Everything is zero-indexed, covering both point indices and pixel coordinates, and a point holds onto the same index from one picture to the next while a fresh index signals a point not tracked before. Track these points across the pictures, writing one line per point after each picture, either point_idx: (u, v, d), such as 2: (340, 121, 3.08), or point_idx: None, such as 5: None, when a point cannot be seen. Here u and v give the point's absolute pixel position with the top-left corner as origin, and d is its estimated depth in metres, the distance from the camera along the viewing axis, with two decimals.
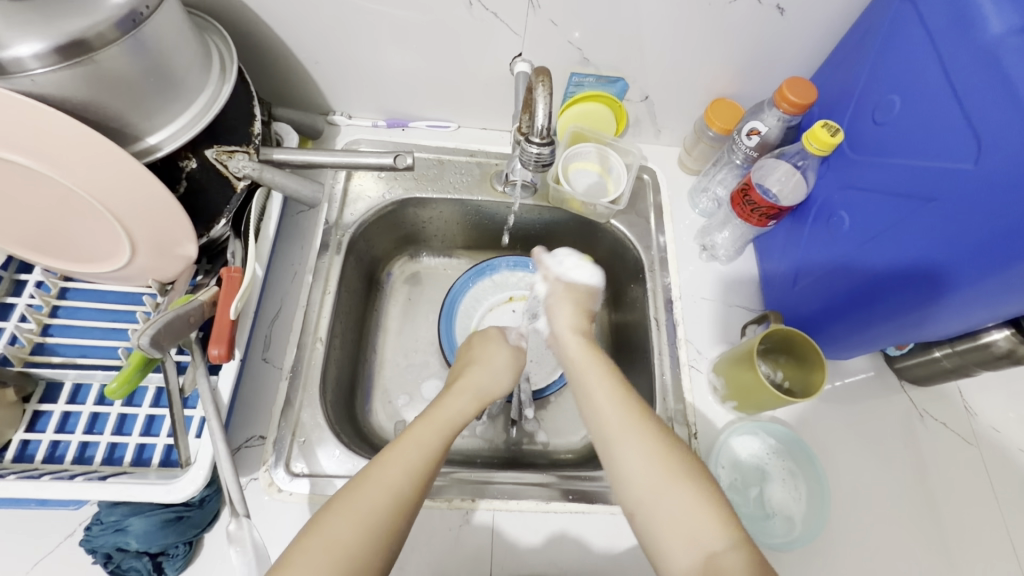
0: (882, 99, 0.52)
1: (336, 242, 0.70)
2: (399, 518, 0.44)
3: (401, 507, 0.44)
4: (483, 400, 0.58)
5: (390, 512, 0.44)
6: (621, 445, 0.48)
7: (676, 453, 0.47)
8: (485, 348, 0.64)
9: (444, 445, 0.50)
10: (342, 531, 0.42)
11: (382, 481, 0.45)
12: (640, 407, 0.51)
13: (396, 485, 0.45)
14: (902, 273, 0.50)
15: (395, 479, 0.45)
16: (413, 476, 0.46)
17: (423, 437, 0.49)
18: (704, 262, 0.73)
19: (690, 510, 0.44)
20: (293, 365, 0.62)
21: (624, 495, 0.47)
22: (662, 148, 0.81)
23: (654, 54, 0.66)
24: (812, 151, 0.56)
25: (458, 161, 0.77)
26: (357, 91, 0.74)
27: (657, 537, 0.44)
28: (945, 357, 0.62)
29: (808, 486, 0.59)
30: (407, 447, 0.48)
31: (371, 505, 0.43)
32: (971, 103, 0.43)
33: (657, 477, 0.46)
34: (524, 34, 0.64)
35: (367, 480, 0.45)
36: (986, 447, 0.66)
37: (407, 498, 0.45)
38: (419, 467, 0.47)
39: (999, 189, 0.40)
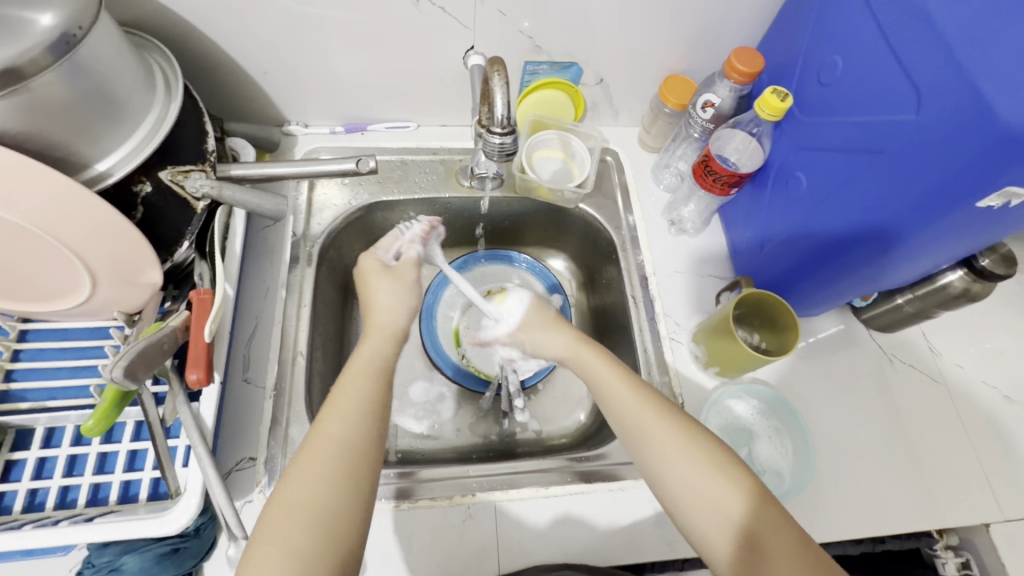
0: (825, 60, 0.54)
1: (307, 254, 0.69)
2: (354, 463, 0.45)
3: (354, 452, 0.46)
4: (396, 339, 0.56)
5: (345, 463, 0.45)
6: (645, 430, 0.51)
7: (690, 431, 0.50)
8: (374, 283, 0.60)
9: (378, 388, 0.50)
10: (302, 488, 0.43)
11: (326, 435, 0.46)
12: (650, 396, 0.53)
13: (341, 436, 0.46)
14: (859, 225, 0.52)
15: (337, 430, 0.46)
16: (352, 422, 0.47)
17: (354, 387, 0.50)
18: (674, 237, 0.75)
19: (711, 482, 0.47)
20: (276, 383, 0.61)
21: (651, 476, 0.50)
22: (621, 128, 0.82)
23: (604, 37, 0.67)
24: (765, 117, 0.57)
25: (421, 161, 0.77)
26: (311, 98, 0.73)
27: (690, 518, 0.47)
28: (907, 303, 0.65)
29: (793, 440, 0.62)
30: (343, 398, 0.49)
31: (323, 459, 0.45)
32: (906, 57, 0.45)
33: (681, 456, 0.48)
34: (474, 26, 0.64)
35: (315, 439, 0.46)
36: (951, 383, 0.70)
37: (357, 446, 0.46)
38: (358, 415, 0.48)
39: (937, 137, 0.42)
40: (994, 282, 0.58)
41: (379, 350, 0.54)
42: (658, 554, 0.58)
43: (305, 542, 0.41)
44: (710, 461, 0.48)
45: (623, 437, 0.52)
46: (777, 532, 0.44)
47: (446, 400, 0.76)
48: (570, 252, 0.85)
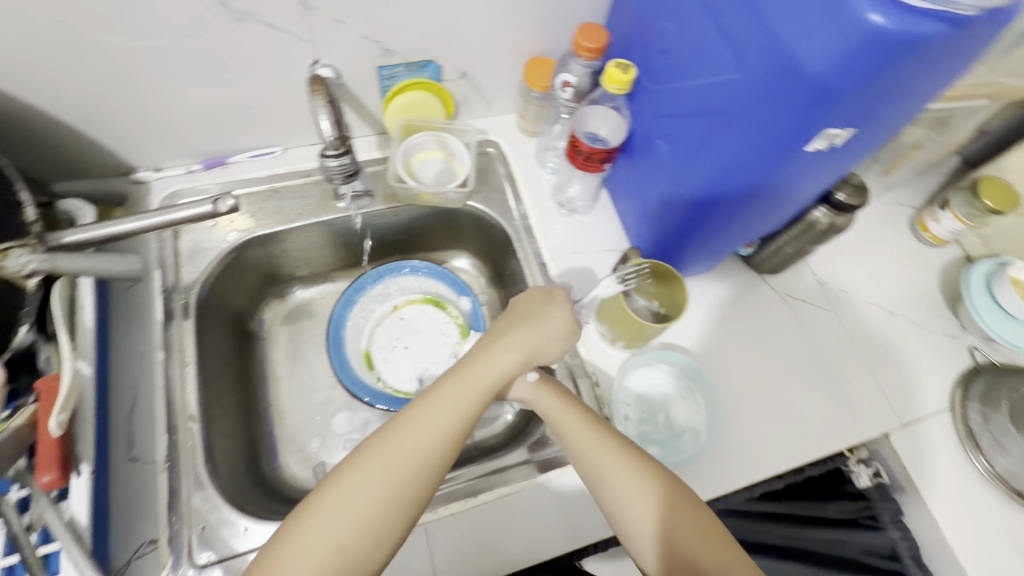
0: (658, 27, 0.54)
1: (182, 307, 0.64)
2: (428, 475, 0.48)
3: (434, 463, 0.49)
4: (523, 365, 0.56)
5: (420, 471, 0.48)
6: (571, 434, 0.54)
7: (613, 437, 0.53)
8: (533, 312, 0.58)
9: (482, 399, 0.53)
10: (366, 496, 0.46)
11: (419, 440, 0.49)
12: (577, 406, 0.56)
13: (429, 442, 0.49)
14: (716, 184, 0.53)
15: (428, 438, 0.49)
16: (430, 437, 0.49)
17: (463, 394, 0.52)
18: (567, 219, 0.75)
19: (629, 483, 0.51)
20: (168, 454, 0.56)
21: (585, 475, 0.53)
22: (499, 117, 0.81)
23: (453, 29, 0.65)
24: (614, 92, 0.57)
25: (294, 185, 0.73)
26: (154, 139, 0.67)
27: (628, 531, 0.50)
28: (786, 244, 0.68)
29: (704, 395, 0.64)
30: (454, 399, 0.52)
31: (403, 464, 0.47)
32: (721, 16, 0.45)
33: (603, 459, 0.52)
34: (312, 38, 0.60)
35: (403, 438, 0.49)
36: (840, 309, 0.74)
37: (439, 455, 0.49)
38: (453, 423, 0.50)
39: (759, 94, 0.43)
40: (852, 212, 0.61)
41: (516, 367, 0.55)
42: (600, 534, 0.57)
43: (349, 543, 0.45)
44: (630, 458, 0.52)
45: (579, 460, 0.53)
46: (689, 528, 0.49)
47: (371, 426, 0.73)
48: (474, 250, 0.83)
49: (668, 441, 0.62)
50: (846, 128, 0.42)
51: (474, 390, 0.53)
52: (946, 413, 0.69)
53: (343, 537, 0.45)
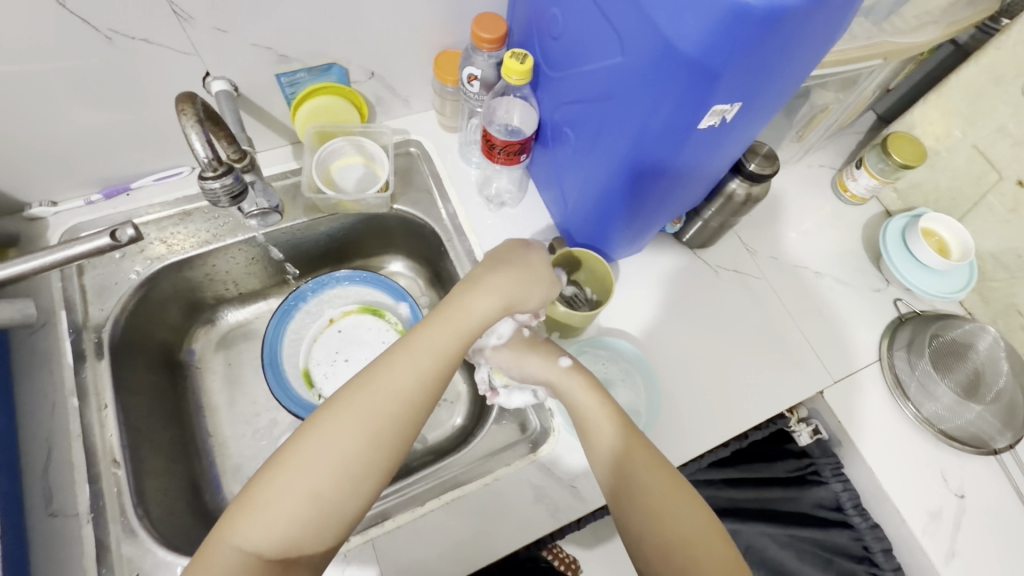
0: (548, 14, 0.53)
1: (94, 346, 0.61)
2: (406, 425, 0.47)
3: (409, 415, 0.47)
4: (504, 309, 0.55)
5: (399, 421, 0.47)
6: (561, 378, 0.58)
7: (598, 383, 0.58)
8: (512, 259, 0.57)
9: (456, 350, 0.51)
10: (346, 443, 0.44)
11: (395, 389, 0.47)
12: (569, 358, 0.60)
13: (409, 391, 0.48)
14: (621, 168, 0.53)
15: (405, 385, 0.48)
16: (411, 382, 0.48)
17: (444, 344, 0.50)
18: (496, 213, 0.74)
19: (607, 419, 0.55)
20: (92, 503, 0.54)
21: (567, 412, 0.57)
22: (419, 116, 0.79)
23: (351, 30, 0.62)
24: (514, 84, 0.55)
25: (205, 206, 0.69)
26: (43, 173, 0.62)
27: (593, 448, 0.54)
28: (710, 218, 0.69)
29: (642, 376, 0.65)
30: (424, 349, 0.50)
31: (381, 412, 0.46)
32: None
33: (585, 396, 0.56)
34: (197, 51, 0.57)
35: (378, 387, 0.47)
36: (771, 275, 0.76)
37: (417, 406, 0.48)
38: (427, 376, 0.49)
39: (645, 77, 0.43)
40: (767, 181, 0.62)
41: (489, 312, 0.53)
42: (550, 526, 0.58)
43: (323, 490, 0.43)
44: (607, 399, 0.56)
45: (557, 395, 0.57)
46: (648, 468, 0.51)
47: None
48: (408, 253, 0.81)
49: None
50: (732, 103, 0.42)
51: (448, 337, 0.51)
52: (875, 365, 0.72)
53: (318, 484, 0.43)
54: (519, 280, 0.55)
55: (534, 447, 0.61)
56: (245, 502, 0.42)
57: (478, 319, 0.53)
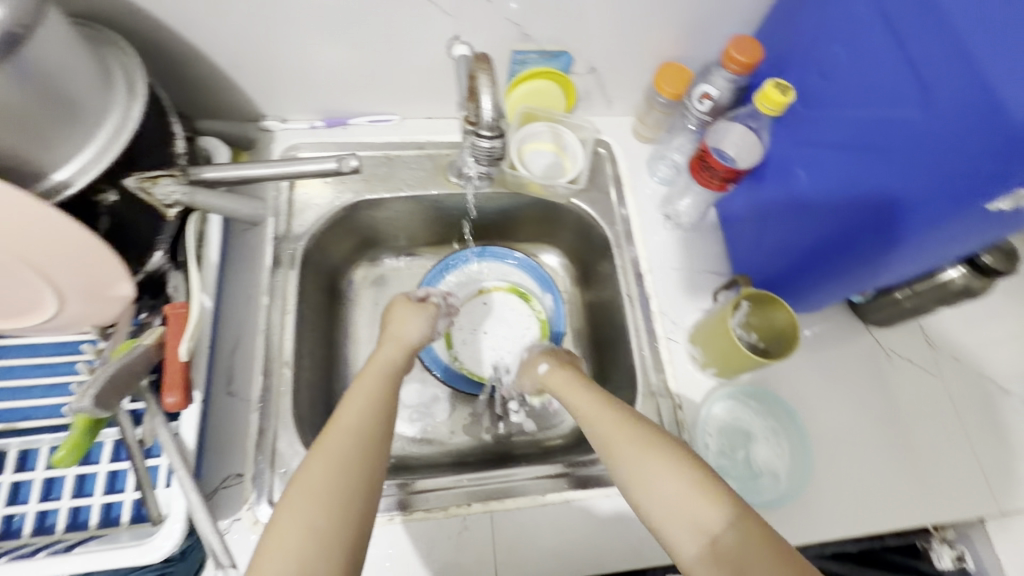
0: (826, 51, 0.52)
1: (289, 257, 0.66)
2: (368, 451, 0.46)
3: (368, 441, 0.47)
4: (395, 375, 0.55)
5: (361, 449, 0.46)
6: (612, 448, 0.50)
7: (659, 444, 0.48)
8: (397, 311, 0.62)
9: (388, 389, 0.52)
10: (317, 478, 0.43)
11: (344, 427, 0.47)
12: (628, 413, 0.52)
13: (357, 426, 0.47)
14: (861, 223, 0.50)
15: (354, 422, 0.47)
16: (358, 427, 0.48)
17: (366, 384, 0.51)
18: (670, 232, 0.73)
19: (682, 498, 0.45)
20: (261, 394, 0.59)
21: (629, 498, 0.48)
22: (615, 118, 0.79)
23: (595, 23, 0.63)
24: (765, 112, 0.55)
25: (407, 156, 0.74)
26: (287, 92, 0.69)
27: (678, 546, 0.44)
28: (905, 298, 0.64)
29: (790, 441, 0.61)
30: (361, 395, 0.50)
31: (342, 448, 0.45)
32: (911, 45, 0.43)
33: (645, 471, 0.47)
34: (458, 15, 0.60)
35: (331, 431, 0.47)
36: (949, 376, 0.69)
37: (372, 437, 0.47)
38: (370, 409, 0.49)
39: (947, 136, 0.41)
40: (995, 278, 0.57)
41: (398, 356, 0.56)
42: (664, 559, 0.56)
43: (321, 521, 0.41)
44: (674, 468, 0.46)
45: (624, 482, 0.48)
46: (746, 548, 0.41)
47: (440, 402, 0.74)
48: (564, 247, 0.82)
49: (745, 480, 0.59)
50: None
51: (368, 386, 0.51)
52: None
53: (313, 518, 0.41)
54: (403, 326, 0.60)
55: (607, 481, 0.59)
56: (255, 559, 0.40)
57: (394, 368, 0.55)
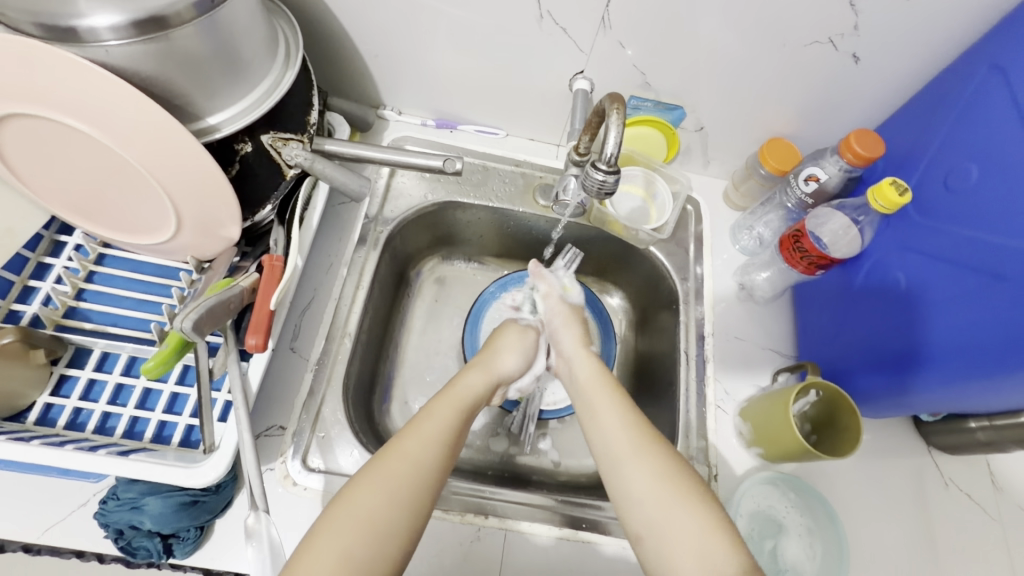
0: (958, 164, 0.51)
1: (374, 238, 0.70)
2: (422, 489, 0.46)
3: (424, 477, 0.46)
4: (468, 409, 0.54)
5: (417, 486, 0.45)
6: (627, 467, 0.49)
7: (684, 477, 0.48)
8: (503, 337, 0.66)
9: (459, 422, 0.52)
10: (368, 502, 0.43)
11: (405, 455, 0.47)
12: (652, 435, 0.52)
13: (418, 458, 0.47)
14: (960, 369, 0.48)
15: (417, 452, 0.47)
16: (427, 453, 0.48)
17: (440, 413, 0.51)
18: (741, 301, 0.72)
19: (711, 548, 0.43)
20: (320, 357, 0.61)
21: (632, 514, 0.47)
22: (708, 179, 0.80)
23: (717, 85, 0.65)
24: (877, 208, 0.54)
25: (503, 169, 0.76)
26: (411, 88, 0.73)
27: (667, 558, 0.44)
28: (979, 429, 0.61)
29: (824, 547, 0.58)
30: (432, 425, 0.50)
31: (396, 477, 0.45)
32: None
33: (664, 495, 0.46)
34: (590, 52, 0.63)
35: (393, 456, 0.46)
36: (1009, 525, 0.64)
37: (432, 472, 0.47)
38: (438, 441, 0.49)
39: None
40: None
41: (481, 386, 0.58)
42: None
43: (357, 550, 0.41)
44: (699, 503, 0.46)
45: (609, 466, 0.51)
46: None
47: None
48: (628, 290, 0.83)
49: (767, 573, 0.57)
50: None
51: (440, 415, 0.51)
52: None
53: (353, 545, 0.41)
54: (492, 357, 0.62)
55: (605, 530, 0.59)
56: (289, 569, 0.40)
57: (474, 396, 0.56)
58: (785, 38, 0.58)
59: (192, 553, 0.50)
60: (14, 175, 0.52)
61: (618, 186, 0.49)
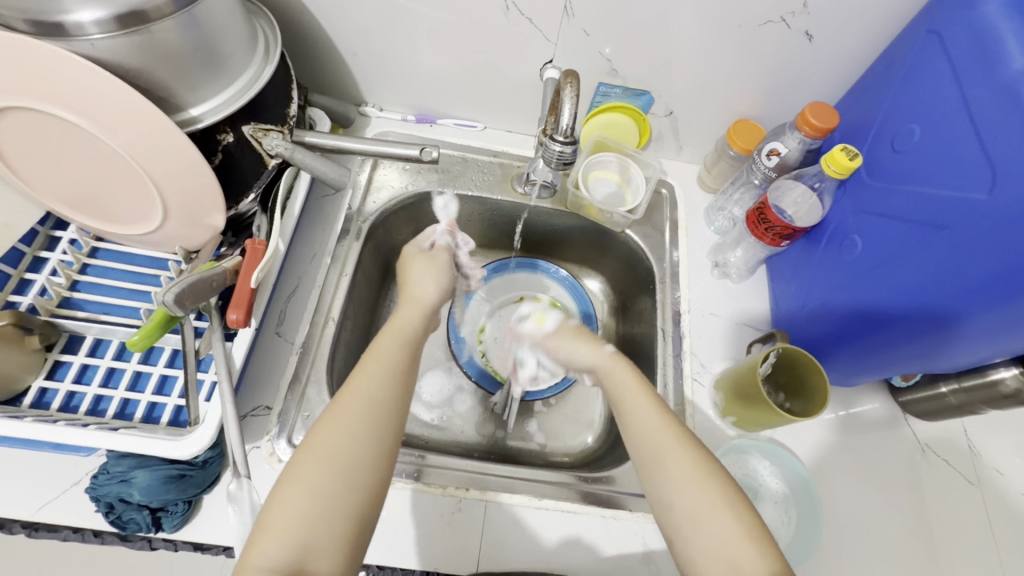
0: (902, 128, 0.54)
1: (357, 229, 0.72)
2: (377, 422, 0.45)
3: (377, 411, 0.46)
4: (410, 342, 0.53)
5: (370, 418, 0.45)
6: (657, 469, 0.48)
7: (717, 477, 0.46)
8: (413, 268, 0.62)
9: (407, 357, 0.51)
10: (326, 443, 0.43)
11: (354, 394, 0.46)
12: (680, 430, 0.50)
13: (370, 396, 0.46)
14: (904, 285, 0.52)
15: (368, 390, 0.47)
16: (380, 383, 0.47)
17: (385, 350, 0.50)
18: (716, 279, 0.74)
19: (742, 561, 0.42)
20: (304, 341, 0.63)
21: (663, 516, 0.47)
22: (682, 164, 0.82)
23: (682, 69, 0.68)
24: (830, 173, 0.58)
25: (481, 160, 0.79)
26: (391, 84, 0.76)
27: (695, 563, 0.44)
28: (951, 393, 0.62)
29: (799, 511, 0.59)
30: (377, 362, 0.49)
31: (349, 417, 0.45)
32: (997, 153, 0.43)
33: (695, 505, 0.45)
34: (557, 41, 0.66)
35: (344, 396, 0.46)
36: (989, 491, 0.65)
37: (383, 408, 0.46)
38: (387, 377, 0.48)
39: (997, 219, 0.43)
40: None
41: (415, 319, 0.56)
42: None
43: (321, 486, 0.42)
44: (729, 510, 0.44)
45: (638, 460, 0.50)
46: None
47: (462, 394, 0.77)
48: (608, 275, 0.84)
49: None
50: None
51: (386, 350, 0.50)
52: None
53: (318, 483, 0.42)
54: (415, 288, 0.59)
55: (594, 501, 0.60)
56: (262, 522, 0.41)
57: (411, 329, 0.55)
58: (742, 20, 0.60)
59: (180, 528, 0.52)
60: (9, 169, 0.55)
61: (575, 155, 0.58)
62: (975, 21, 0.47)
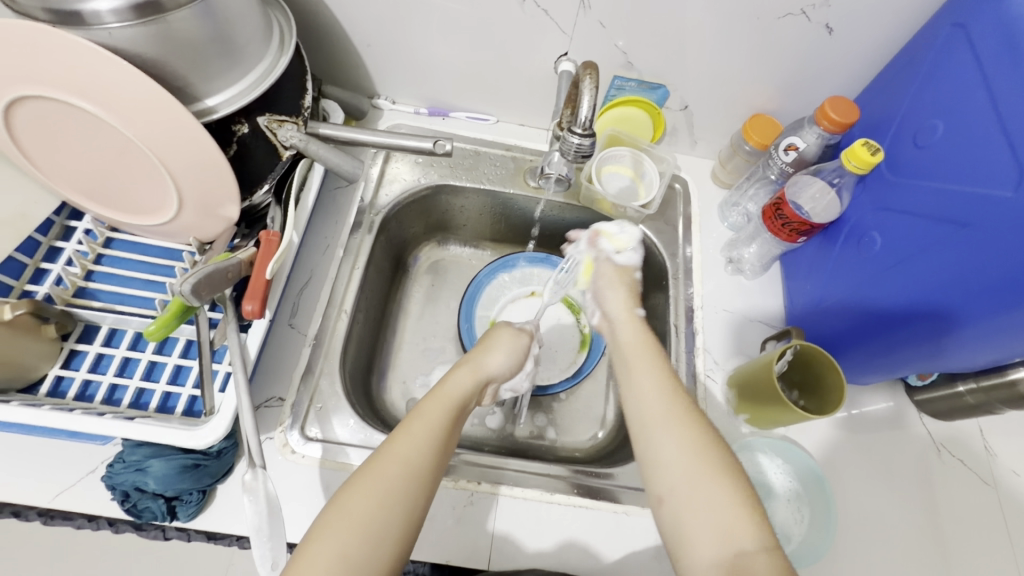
0: (925, 122, 0.53)
1: (369, 222, 0.72)
2: (415, 489, 0.44)
3: (417, 474, 0.45)
4: (458, 411, 0.52)
5: (408, 482, 0.44)
6: (658, 433, 0.48)
7: (718, 445, 0.46)
8: (494, 339, 0.63)
9: (451, 423, 0.50)
10: (360, 506, 0.42)
11: (397, 457, 0.45)
12: (688, 407, 0.49)
13: (412, 462, 0.45)
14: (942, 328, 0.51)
15: (411, 454, 0.46)
16: (424, 450, 0.46)
17: (430, 414, 0.49)
18: (730, 275, 0.73)
19: (733, 527, 0.41)
20: (317, 333, 0.64)
21: (657, 479, 0.46)
22: (696, 159, 0.81)
23: (699, 63, 0.67)
24: (851, 168, 0.58)
25: (493, 154, 0.79)
26: (404, 77, 0.76)
27: (682, 525, 0.43)
28: (968, 392, 0.61)
29: (812, 510, 0.59)
30: (422, 425, 0.48)
31: (388, 479, 0.44)
32: None
33: (693, 470, 0.45)
34: (572, 33, 0.66)
35: (385, 458, 0.45)
36: (1004, 492, 0.65)
37: (423, 475, 0.45)
38: (430, 443, 0.47)
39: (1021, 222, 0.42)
40: None
41: (469, 385, 0.55)
42: None
43: (353, 550, 0.41)
44: (727, 477, 0.44)
45: (639, 428, 0.49)
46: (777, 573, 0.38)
47: None
48: None
49: None
50: None
51: (432, 415, 0.49)
52: None
53: (349, 546, 0.41)
54: (486, 357, 0.59)
55: (605, 497, 0.60)
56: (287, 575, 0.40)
57: (462, 395, 0.54)
58: (761, 12, 0.59)
59: (195, 517, 0.52)
60: (25, 158, 0.55)
61: (593, 148, 0.57)
62: (1002, 14, 0.47)
